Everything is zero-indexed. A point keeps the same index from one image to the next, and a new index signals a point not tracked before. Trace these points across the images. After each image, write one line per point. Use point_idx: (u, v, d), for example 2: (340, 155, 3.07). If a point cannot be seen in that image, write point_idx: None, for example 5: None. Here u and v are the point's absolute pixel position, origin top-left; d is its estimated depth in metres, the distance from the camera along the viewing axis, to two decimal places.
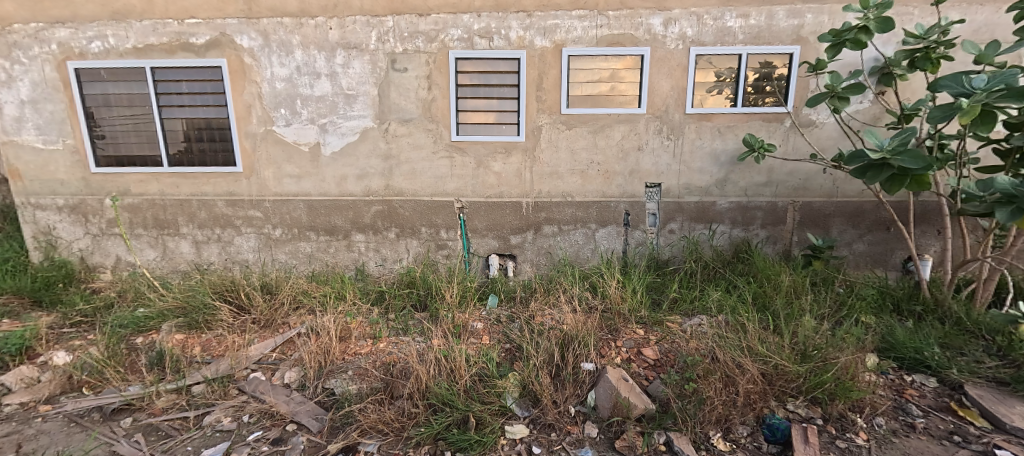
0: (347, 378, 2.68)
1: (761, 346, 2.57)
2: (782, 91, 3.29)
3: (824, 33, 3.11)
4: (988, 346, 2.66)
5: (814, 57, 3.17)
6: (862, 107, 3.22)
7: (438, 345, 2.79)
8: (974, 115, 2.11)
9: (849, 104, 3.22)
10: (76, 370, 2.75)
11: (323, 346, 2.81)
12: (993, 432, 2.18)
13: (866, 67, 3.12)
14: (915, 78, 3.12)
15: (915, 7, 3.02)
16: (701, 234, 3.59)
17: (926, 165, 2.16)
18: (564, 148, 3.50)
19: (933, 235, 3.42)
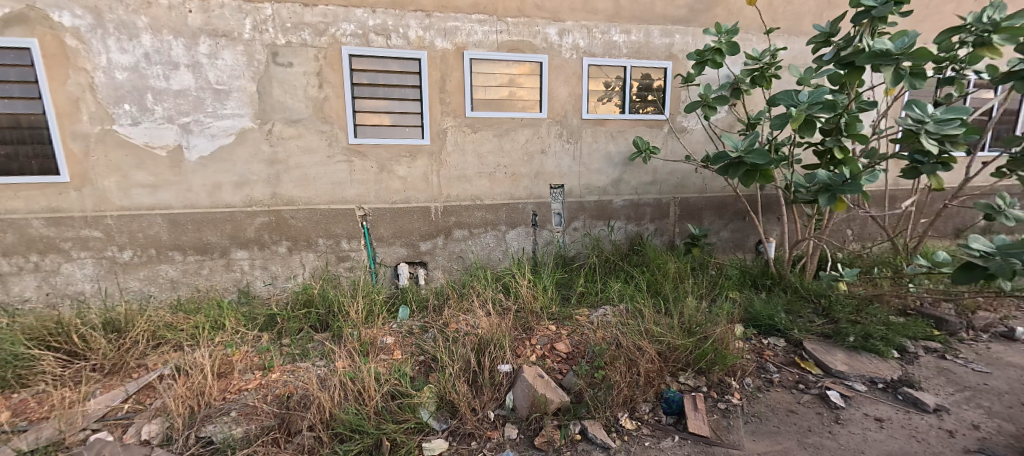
0: (230, 421, 2.28)
1: (657, 330, 2.85)
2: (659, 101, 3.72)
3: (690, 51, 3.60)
4: (816, 307, 3.29)
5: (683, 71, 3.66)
6: (721, 116, 3.81)
7: (344, 368, 2.53)
8: (799, 120, 2.70)
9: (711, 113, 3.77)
10: None
11: (194, 388, 2.35)
12: (825, 376, 2.70)
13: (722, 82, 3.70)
14: (757, 93, 3.77)
15: (752, 34, 3.67)
16: (602, 230, 3.86)
17: (770, 162, 2.72)
18: (471, 151, 3.48)
19: (774, 221, 4.18)
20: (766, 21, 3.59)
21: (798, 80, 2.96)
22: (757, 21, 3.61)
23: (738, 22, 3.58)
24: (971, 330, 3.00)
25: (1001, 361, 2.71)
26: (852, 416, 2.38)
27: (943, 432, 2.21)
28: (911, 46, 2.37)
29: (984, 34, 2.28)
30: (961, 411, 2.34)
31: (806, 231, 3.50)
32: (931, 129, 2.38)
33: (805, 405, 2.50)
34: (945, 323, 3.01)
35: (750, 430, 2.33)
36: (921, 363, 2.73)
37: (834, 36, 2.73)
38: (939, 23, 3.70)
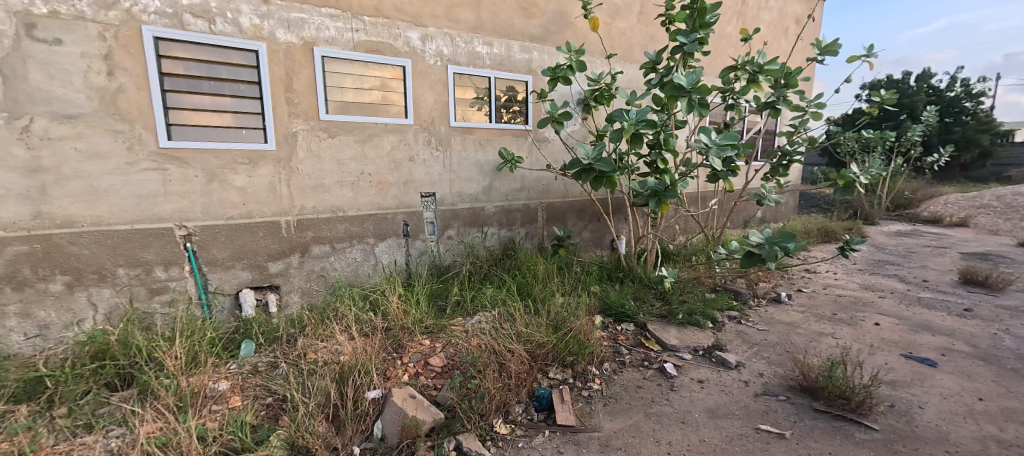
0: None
1: (528, 331, 2.94)
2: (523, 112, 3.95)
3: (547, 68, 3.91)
4: (656, 292, 3.69)
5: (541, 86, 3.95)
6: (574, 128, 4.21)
7: (152, 433, 1.97)
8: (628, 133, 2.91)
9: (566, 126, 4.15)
10: None
11: None
12: (663, 351, 3.04)
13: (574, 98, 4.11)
14: (602, 109, 4.24)
15: (596, 57, 4.17)
16: (475, 237, 3.87)
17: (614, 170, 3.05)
18: (328, 158, 3.13)
19: (622, 220, 4.78)
20: (606, 47, 4.11)
21: (626, 101, 3.28)
22: (599, 46, 4.10)
23: (586, 45, 4.03)
24: (757, 298, 3.72)
25: (775, 320, 3.35)
26: (683, 382, 2.78)
27: (743, 382, 2.71)
28: (699, 82, 2.83)
29: (753, 72, 2.80)
30: (754, 364, 2.86)
31: (646, 228, 3.99)
32: (713, 152, 2.78)
33: (650, 379, 2.83)
34: (740, 295, 3.70)
35: (608, 411, 2.56)
36: (725, 330, 3.25)
37: (659, 64, 3.17)
38: (722, 62, 4.79)
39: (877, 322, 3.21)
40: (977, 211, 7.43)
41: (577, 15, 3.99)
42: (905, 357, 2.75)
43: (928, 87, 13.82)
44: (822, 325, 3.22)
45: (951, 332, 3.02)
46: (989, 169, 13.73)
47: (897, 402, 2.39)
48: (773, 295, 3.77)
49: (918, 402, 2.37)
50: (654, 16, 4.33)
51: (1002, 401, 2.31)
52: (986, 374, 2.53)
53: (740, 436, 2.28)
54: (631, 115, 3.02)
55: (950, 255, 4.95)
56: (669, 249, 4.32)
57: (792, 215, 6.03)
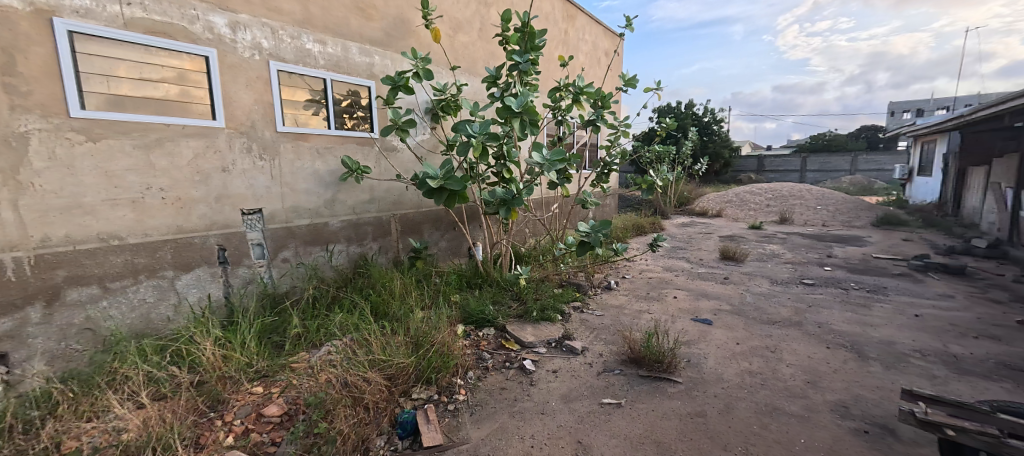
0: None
1: (387, 354, 2.71)
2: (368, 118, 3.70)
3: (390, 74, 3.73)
4: (512, 293, 3.85)
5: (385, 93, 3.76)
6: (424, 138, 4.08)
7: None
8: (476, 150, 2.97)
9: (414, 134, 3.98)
10: None
11: None
12: (522, 349, 3.19)
13: (421, 107, 3.97)
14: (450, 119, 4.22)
15: (441, 68, 4.17)
16: (319, 257, 3.42)
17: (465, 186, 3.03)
18: (92, 168, 2.38)
19: (478, 228, 4.79)
20: (450, 59, 4.16)
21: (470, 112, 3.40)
22: (443, 57, 4.11)
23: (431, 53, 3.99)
24: (594, 287, 4.27)
25: (608, 305, 3.90)
26: (540, 375, 2.93)
27: (587, 364, 3.02)
28: (528, 103, 3.13)
29: (576, 94, 3.24)
30: (595, 346, 3.24)
31: (499, 233, 3.99)
32: (547, 167, 3.06)
33: (512, 379, 2.90)
34: (581, 286, 4.14)
35: (475, 420, 2.50)
36: (572, 320, 3.62)
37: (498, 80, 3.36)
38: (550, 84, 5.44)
39: (675, 296, 4.08)
40: (725, 206, 10.07)
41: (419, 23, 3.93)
42: (693, 320, 3.56)
43: (690, 115, 18.10)
44: (638, 303, 3.93)
45: (719, 296, 4.06)
46: (731, 175, 18.44)
47: (693, 357, 3.05)
48: (605, 283, 4.38)
49: (704, 354, 3.09)
50: (492, 34, 4.59)
51: (750, 341, 3.21)
52: (739, 324, 3.47)
53: (589, 413, 2.52)
54: (476, 129, 3.08)
55: (716, 240, 6.59)
56: (521, 251, 4.53)
57: (613, 215, 7.12)
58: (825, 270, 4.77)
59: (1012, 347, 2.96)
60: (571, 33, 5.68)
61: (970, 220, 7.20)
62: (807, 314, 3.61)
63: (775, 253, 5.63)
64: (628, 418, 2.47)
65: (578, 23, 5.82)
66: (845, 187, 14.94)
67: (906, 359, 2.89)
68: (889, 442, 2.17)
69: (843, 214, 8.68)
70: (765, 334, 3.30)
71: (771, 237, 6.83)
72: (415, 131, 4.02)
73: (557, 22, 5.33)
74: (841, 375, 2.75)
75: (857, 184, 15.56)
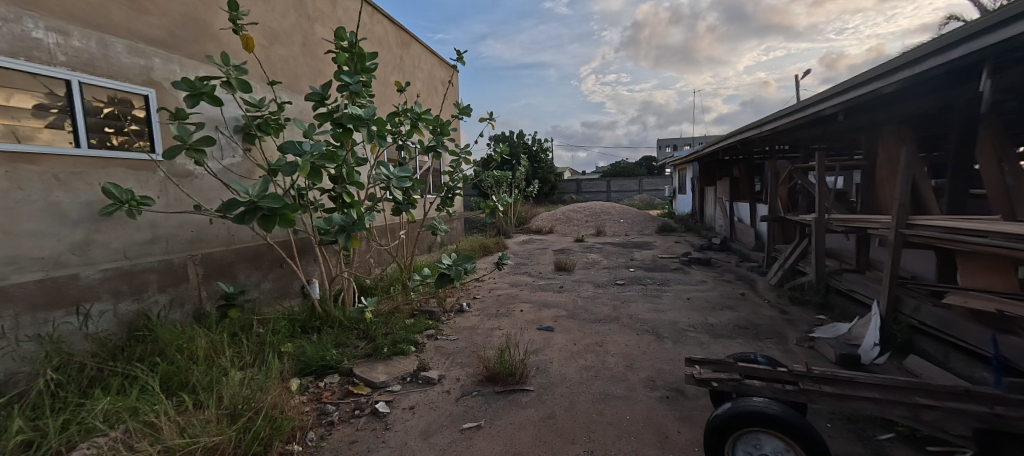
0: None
1: (189, 436, 2.05)
2: (145, 135, 2.87)
3: (179, 82, 2.98)
4: (358, 332, 3.48)
5: (173, 104, 2.99)
6: (236, 161, 3.36)
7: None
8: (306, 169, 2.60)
9: (223, 157, 3.26)
10: None
11: None
12: (374, 391, 2.89)
13: (229, 124, 3.29)
14: (269, 140, 3.60)
15: (255, 82, 3.58)
16: (66, 324, 2.44)
17: (285, 204, 2.47)
18: None
19: (312, 261, 4.15)
20: (266, 72, 3.60)
21: (303, 133, 2.95)
22: (255, 69, 3.53)
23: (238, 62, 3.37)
24: (447, 312, 4.21)
25: (461, 328, 3.89)
26: (395, 415, 2.67)
27: (445, 392, 2.92)
28: (376, 115, 2.92)
29: (414, 119, 3.18)
30: (452, 372, 3.18)
31: (339, 266, 3.52)
32: (394, 182, 2.96)
33: (364, 428, 2.54)
34: (434, 314, 4.03)
35: None
36: (427, 349, 3.48)
37: (326, 99, 2.99)
38: (387, 107, 5.29)
39: (521, 309, 4.36)
40: (555, 223, 11.35)
41: (222, 26, 3.29)
42: (539, 330, 3.86)
43: (520, 144, 19.89)
44: (490, 321, 4.05)
45: (558, 304, 4.52)
46: (552, 197, 20.58)
47: (540, 364, 3.29)
48: (458, 306, 4.37)
49: (549, 359, 3.36)
50: (317, 50, 4.17)
51: (583, 339, 3.67)
52: (575, 326, 3.93)
53: (451, 444, 2.39)
54: (303, 149, 2.73)
55: (550, 253, 7.37)
56: (366, 283, 4.14)
57: (460, 237, 7.22)
58: (629, 271, 5.88)
59: (739, 313, 4.18)
60: (406, 59, 5.64)
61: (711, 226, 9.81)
62: (622, 309, 4.35)
63: (595, 261, 6.60)
64: (488, 438, 2.43)
65: (412, 51, 5.84)
66: (634, 204, 18.65)
67: (686, 333, 3.75)
68: (682, 401, 2.73)
69: (636, 226, 10.77)
70: (594, 331, 3.82)
71: (591, 248, 8.00)
72: (222, 153, 3.27)
73: (391, 47, 5.24)
74: (648, 355, 3.38)
75: (641, 201, 19.56)
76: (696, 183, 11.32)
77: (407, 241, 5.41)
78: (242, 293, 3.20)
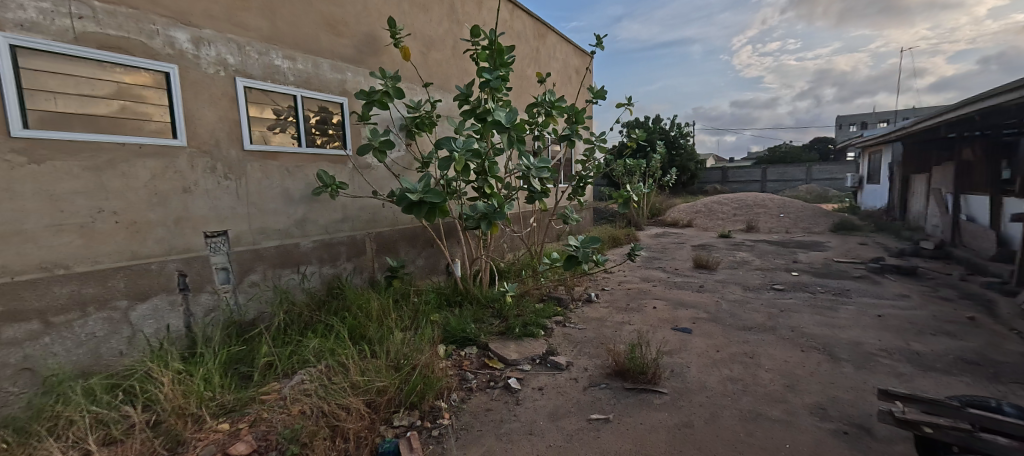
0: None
1: (367, 378, 2.56)
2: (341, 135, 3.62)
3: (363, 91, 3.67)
4: (494, 310, 3.77)
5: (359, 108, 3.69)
6: (400, 155, 3.97)
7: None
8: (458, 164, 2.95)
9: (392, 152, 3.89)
10: None
11: None
12: (507, 367, 3.11)
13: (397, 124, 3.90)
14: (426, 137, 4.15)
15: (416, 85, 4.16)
16: (290, 279, 3.24)
17: (444, 199, 2.88)
18: (32, 192, 2.15)
19: (456, 243, 4.65)
20: (423, 76, 4.12)
21: (454, 129, 3.28)
22: (415, 75, 4.08)
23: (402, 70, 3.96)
24: (575, 300, 4.25)
25: (589, 318, 3.87)
26: (525, 394, 2.84)
27: (573, 380, 2.97)
28: (516, 121, 3.15)
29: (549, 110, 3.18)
30: (580, 360, 3.21)
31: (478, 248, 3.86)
32: (534, 173, 3.14)
33: (497, 398, 2.78)
34: (562, 300, 4.12)
35: (460, 444, 2.35)
36: (555, 334, 3.58)
37: (470, 97, 3.33)
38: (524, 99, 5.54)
39: (654, 306, 4.12)
40: (695, 215, 10.28)
41: (387, 41, 3.85)
42: (674, 330, 3.59)
43: (659, 128, 18.49)
44: (619, 315, 3.93)
45: (696, 305, 4.11)
46: (693, 186, 18.73)
47: (675, 367, 3.06)
48: (586, 296, 4.37)
49: (685, 363, 3.10)
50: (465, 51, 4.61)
51: (729, 348, 3.27)
52: (717, 331, 3.53)
53: (579, 431, 2.44)
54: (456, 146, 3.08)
55: (688, 249, 6.73)
56: (501, 266, 4.44)
57: (590, 228, 7.15)
58: (791, 275, 4.97)
59: (964, 342, 3.16)
60: (543, 51, 5.80)
61: (917, 225, 7.70)
62: (780, 319, 3.72)
63: (745, 260, 5.76)
64: (617, 433, 2.40)
65: (550, 42, 5.97)
66: (804, 195, 15.75)
67: (875, 358, 3.01)
68: (868, 442, 2.22)
69: (803, 221, 9.05)
70: (742, 340, 3.37)
71: (740, 244, 7.05)
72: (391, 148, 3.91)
73: (530, 40, 5.45)
74: (817, 378, 2.82)
75: (812, 191, 16.45)
76: (897, 168, 9.01)
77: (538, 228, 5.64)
78: (402, 267, 3.80)
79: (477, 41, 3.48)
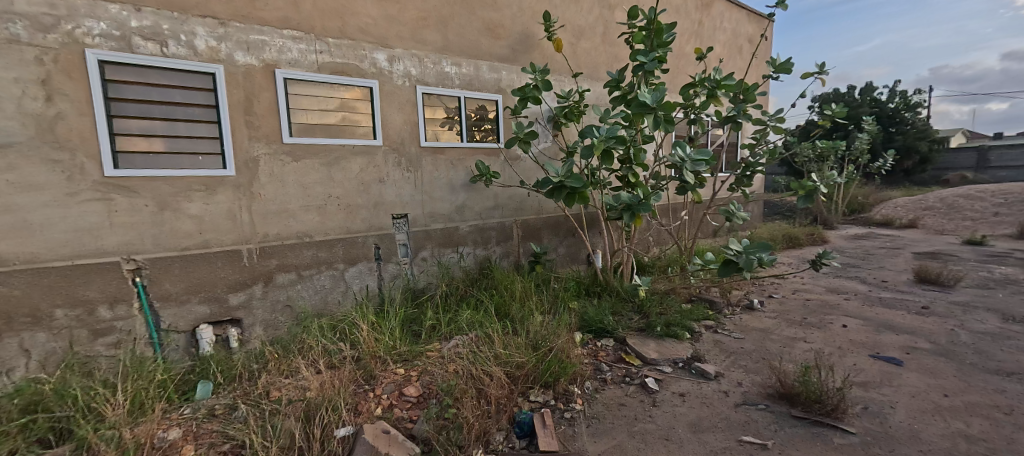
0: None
1: (508, 352, 2.80)
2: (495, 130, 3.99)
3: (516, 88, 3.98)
4: (633, 306, 3.65)
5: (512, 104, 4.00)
6: (546, 145, 4.17)
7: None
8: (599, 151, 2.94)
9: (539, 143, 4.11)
10: None
11: None
12: (644, 366, 3.00)
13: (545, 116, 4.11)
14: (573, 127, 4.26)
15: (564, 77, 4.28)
16: (450, 258, 3.76)
17: (584, 185, 2.91)
18: (293, 182, 3.00)
19: (597, 234, 4.68)
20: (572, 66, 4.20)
21: (599, 118, 3.31)
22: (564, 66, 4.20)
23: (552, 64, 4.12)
24: (732, 306, 3.83)
25: (750, 328, 3.47)
26: (664, 397, 2.69)
27: (723, 393, 2.66)
28: (662, 99, 2.95)
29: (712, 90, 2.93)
30: (732, 373, 2.87)
31: (620, 240, 3.74)
32: (689, 165, 3.03)
33: (632, 396, 2.72)
34: (714, 304, 3.78)
35: (592, 433, 2.39)
36: (703, 340, 3.33)
37: (622, 82, 3.22)
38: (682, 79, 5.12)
39: (844, 324, 3.33)
40: (923, 213, 7.82)
41: (540, 36, 4.06)
42: (874, 358, 2.86)
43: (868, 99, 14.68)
44: (789, 329, 3.37)
45: (914, 331, 3.15)
46: (921, 174, 14.40)
47: (870, 404, 2.41)
48: (747, 302, 3.89)
49: (889, 402, 2.41)
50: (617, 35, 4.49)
51: (967, 396, 2.40)
52: (948, 370, 2.65)
53: (724, 450, 2.18)
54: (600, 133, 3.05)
55: (906, 257, 5.11)
56: (644, 261, 4.24)
57: (758, 225, 6.24)
58: None
59: None
60: (709, 23, 5.23)
61: None
62: None
63: (1008, 280, 4.04)
64: None
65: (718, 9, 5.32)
66: None
67: None
68: None
69: None
70: (993, 389, 2.43)
71: (999, 254, 5.06)
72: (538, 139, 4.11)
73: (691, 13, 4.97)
74: None
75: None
76: None
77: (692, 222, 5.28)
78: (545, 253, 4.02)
79: (634, 21, 3.29)
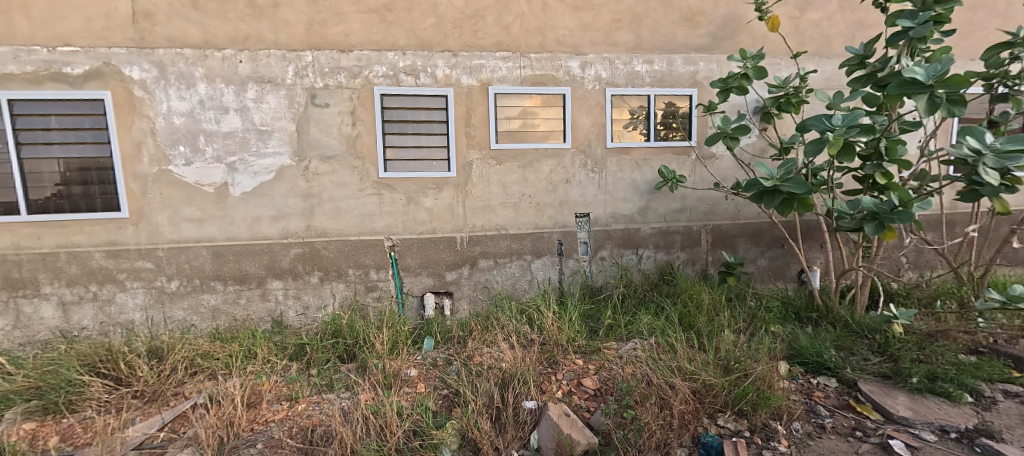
0: (254, 454, 2.20)
1: (694, 366, 2.55)
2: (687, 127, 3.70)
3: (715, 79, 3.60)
4: (871, 344, 2.91)
5: (709, 98, 3.64)
6: (752, 141, 3.68)
7: (367, 400, 2.45)
8: (838, 147, 2.35)
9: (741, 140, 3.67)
10: (51, 420, 2.46)
11: (224, 417, 2.30)
12: (886, 423, 2.31)
13: (750, 108, 3.63)
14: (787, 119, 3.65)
15: (780, 58, 3.64)
16: (630, 259, 3.73)
17: (809, 190, 2.42)
18: (496, 182, 3.53)
19: (818, 248, 3.85)
20: (793, 45, 3.58)
21: (828, 106, 2.83)
22: (783, 45, 3.60)
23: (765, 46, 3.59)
24: None
25: None
26: None
27: None
28: (946, 73, 2.19)
29: None
30: None
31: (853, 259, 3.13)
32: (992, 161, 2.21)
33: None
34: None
35: None
36: (999, 411, 2.36)
37: (869, 58, 2.66)
38: (980, 38, 3.69)
39: None
40: None
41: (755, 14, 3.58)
42: None
43: None
44: None
45: None
46: None
47: None
48: None
49: None
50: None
51: None
52: None
53: None
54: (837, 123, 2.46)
55: None
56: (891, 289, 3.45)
57: None
58: None
59: None
60: None
61: None
62: None
63: None
64: None
65: None
66: None
67: None
68: None
69: None
70: None
71: None
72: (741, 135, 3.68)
73: None
74: None
75: None
76: None
77: (986, 242, 3.94)
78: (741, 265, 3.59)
79: None
